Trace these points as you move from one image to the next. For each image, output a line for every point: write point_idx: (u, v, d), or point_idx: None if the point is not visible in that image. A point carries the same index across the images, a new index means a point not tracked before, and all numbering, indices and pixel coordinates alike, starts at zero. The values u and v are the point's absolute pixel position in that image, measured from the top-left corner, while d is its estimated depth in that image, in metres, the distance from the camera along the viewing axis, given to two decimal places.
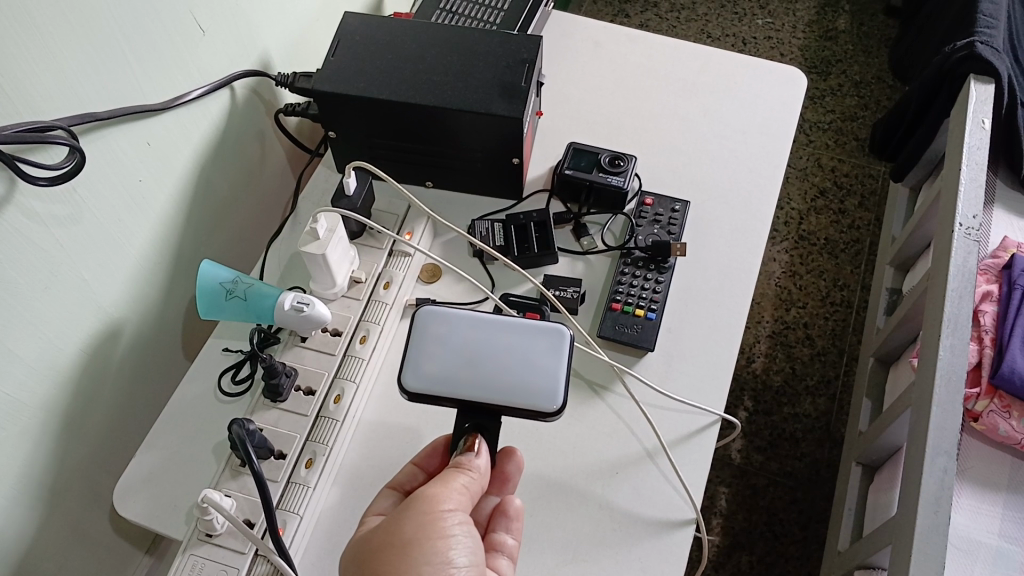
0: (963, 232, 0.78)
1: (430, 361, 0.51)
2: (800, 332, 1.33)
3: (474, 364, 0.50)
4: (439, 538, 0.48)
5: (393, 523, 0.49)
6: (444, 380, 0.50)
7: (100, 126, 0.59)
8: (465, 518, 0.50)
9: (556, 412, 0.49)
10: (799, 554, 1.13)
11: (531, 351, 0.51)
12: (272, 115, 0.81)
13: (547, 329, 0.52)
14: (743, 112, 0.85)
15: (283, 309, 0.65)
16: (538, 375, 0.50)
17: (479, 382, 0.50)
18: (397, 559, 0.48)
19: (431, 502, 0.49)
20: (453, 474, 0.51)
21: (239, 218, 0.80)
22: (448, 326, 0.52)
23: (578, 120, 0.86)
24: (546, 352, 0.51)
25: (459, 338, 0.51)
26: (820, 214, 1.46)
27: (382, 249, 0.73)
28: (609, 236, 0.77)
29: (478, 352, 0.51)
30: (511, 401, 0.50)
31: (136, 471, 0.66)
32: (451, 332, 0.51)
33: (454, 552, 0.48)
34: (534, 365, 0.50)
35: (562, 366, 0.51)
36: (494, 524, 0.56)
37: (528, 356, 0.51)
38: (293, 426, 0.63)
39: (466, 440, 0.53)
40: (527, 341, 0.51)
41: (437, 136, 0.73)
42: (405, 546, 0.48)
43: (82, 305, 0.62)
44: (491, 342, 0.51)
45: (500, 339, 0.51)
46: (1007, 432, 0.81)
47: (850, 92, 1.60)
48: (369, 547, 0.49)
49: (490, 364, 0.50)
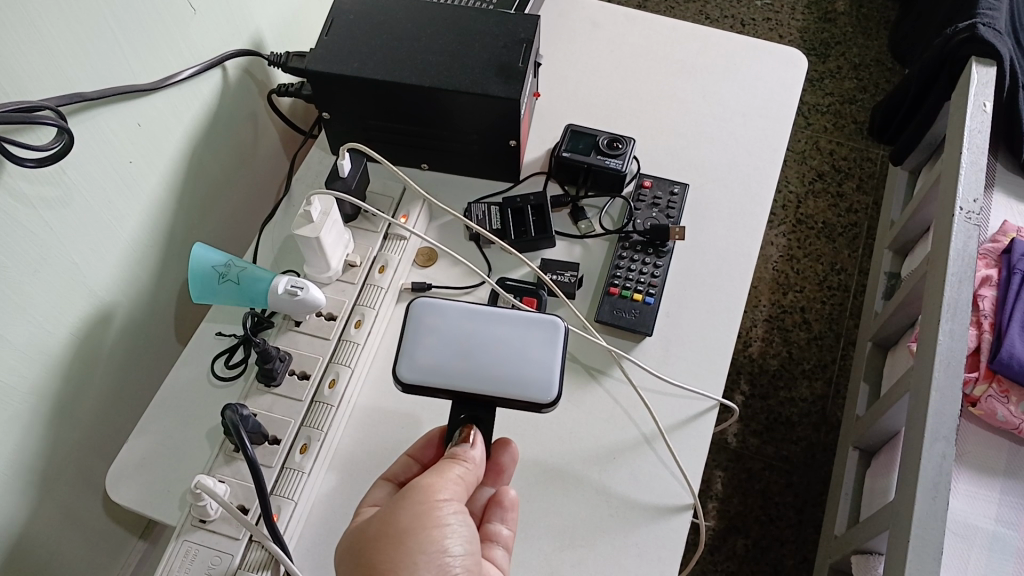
0: (964, 216, 0.78)
1: (424, 352, 0.50)
2: (797, 316, 1.33)
3: (469, 356, 0.50)
4: (434, 527, 0.48)
5: (388, 513, 0.49)
6: (439, 372, 0.49)
7: (89, 107, 0.58)
8: (461, 508, 0.50)
9: (552, 404, 0.49)
10: (795, 537, 1.14)
11: (526, 343, 0.50)
12: (265, 96, 0.80)
13: (542, 321, 0.51)
14: (743, 94, 0.84)
15: (277, 293, 0.64)
16: (533, 367, 0.50)
17: (474, 373, 0.49)
18: (391, 549, 0.47)
19: (427, 491, 0.49)
20: (448, 465, 0.50)
21: (232, 201, 0.79)
22: (443, 318, 0.51)
23: (576, 101, 0.85)
24: (542, 343, 0.50)
25: (454, 329, 0.50)
26: (818, 198, 1.45)
27: (378, 232, 0.71)
28: (606, 219, 0.76)
29: (474, 344, 0.50)
30: (507, 393, 0.49)
31: (128, 457, 0.65)
32: (446, 324, 0.51)
33: (450, 541, 0.48)
34: (529, 357, 0.50)
35: (557, 358, 0.50)
36: (490, 514, 0.55)
37: (523, 348, 0.50)
38: (288, 411, 0.63)
39: (462, 432, 0.52)
40: (522, 333, 0.51)
41: (433, 118, 0.72)
42: (400, 536, 0.47)
43: (73, 289, 0.61)
44: (486, 333, 0.50)
45: (495, 330, 0.50)
46: (1004, 417, 0.80)
47: (849, 75, 1.58)
48: (365, 537, 0.49)
49: (485, 355, 0.50)
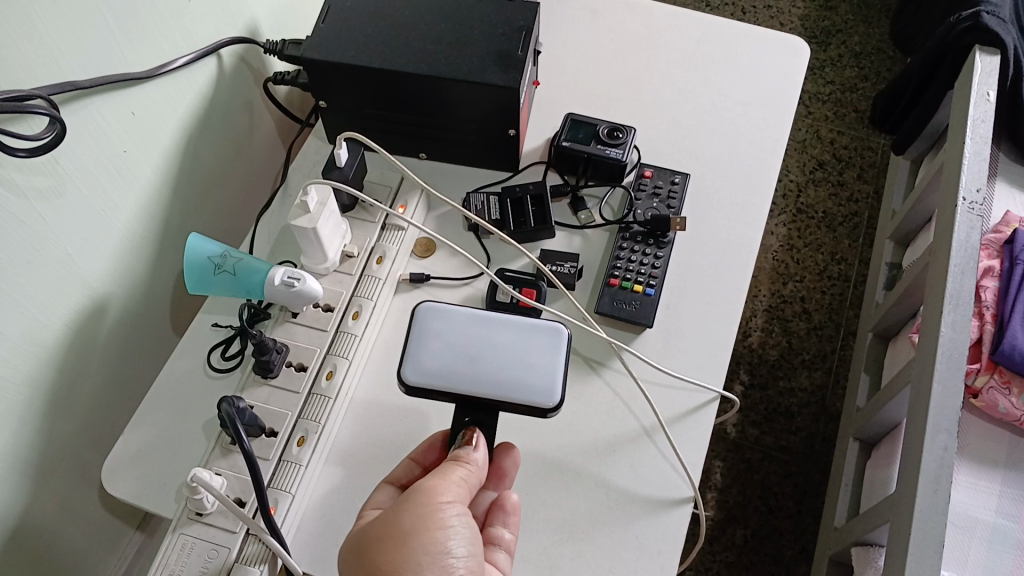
0: (966, 206, 0.77)
1: (429, 355, 0.49)
2: (797, 306, 1.32)
3: (473, 359, 0.49)
4: (437, 529, 0.47)
5: (390, 514, 0.48)
6: (442, 374, 0.49)
7: (82, 96, 0.57)
8: (464, 510, 0.49)
9: (554, 408, 0.48)
10: (794, 528, 1.13)
11: (528, 348, 0.50)
12: (261, 84, 0.79)
13: (545, 326, 0.51)
14: (744, 82, 0.83)
15: (273, 285, 0.63)
16: (534, 372, 0.49)
17: (478, 377, 0.49)
18: (393, 550, 0.47)
19: (429, 494, 0.48)
20: (450, 467, 0.50)
21: (228, 190, 0.78)
22: (447, 322, 0.50)
23: (575, 90, 0.84)
24: (543, 349, 0.50)
25: (458, 333, 0.50)
26: (818, 187, 1.44)
27: (375, 223, 0.71)
28: (607, 209, 0.75)
29: (477, 348, 0.49)
30: (510, 396, 0.48)
31: (124, 450, 0.64)
32: (450, 328, 0.50)
33: (455, 542, 0.48)
34: (532, 361, 0.49)
35: (559, 363, 0.50)
36: (491, 518, 0.55)
37: (526, 352, 0.50)
38: (284, 403, 0.62)
39: (465, 434, 0.52)
40: (525, 337, 0.50)
41: (431, 107, 0.71)
42: (403, 537, 0.47)
43: (67, 280, 0.60)
44: (489, 338, 0.50)
45: (499, 335, 0.50)
46: (1006, 409, 0.80)
47: (850, 63, 1.57)
48: (368, 538, 0.48)
49: (489, 359, 0.49)
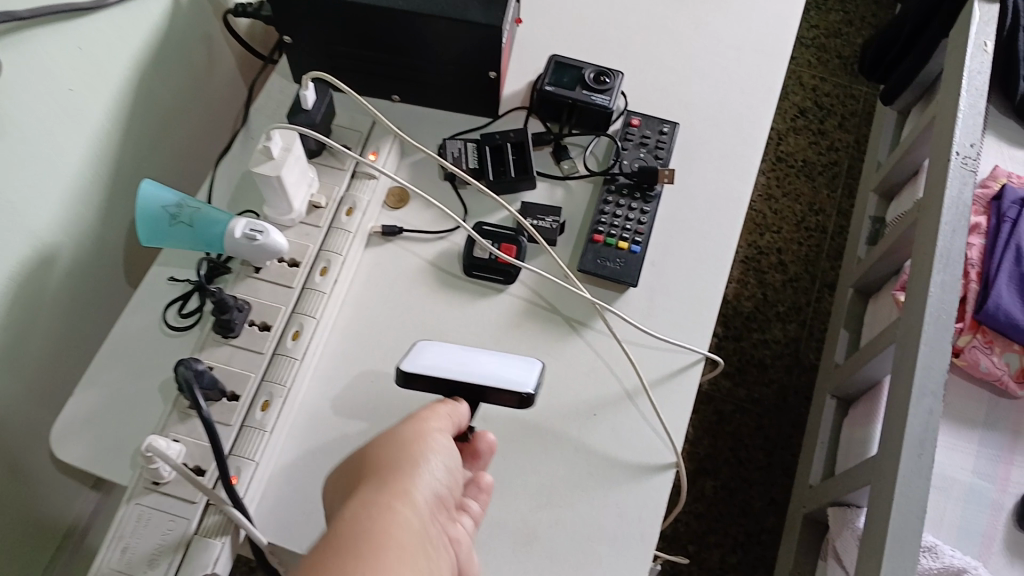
0: (960, 161, 0.74)
1: (423, 357, 0.52)
2: (773, 257, 1.30)
3: (461, 363, 0.52)
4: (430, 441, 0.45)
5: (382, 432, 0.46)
6: (435, 368, 0.51)
7: (21, 26, 0.51)
8: (451, 442, 0.47)
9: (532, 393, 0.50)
10: (764, 479, 1.14)
11: (510, 363, 0.52)
12: (220, 16, 0.72)
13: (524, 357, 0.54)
14: (737, 26, 0.79)
15: (234, 237, 0.58)
16: (515, 371, 0.51)
17: (466, 374, 0.51)
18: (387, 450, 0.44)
19: (421, 417, 0.47)
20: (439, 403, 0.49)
21: (184, 131, 0.73)
22: (436, 347, 0.53)
23: (559, 30, 0.79)
24: (522, 364, 0.52)
25: (446, 352, 0.52)
26: (799, 135, 1.41)
27: (345, 170, 0.66)
28: (591, 160, 0.71)
29: (464, 359, 0.52)
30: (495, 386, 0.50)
31: (75, 411, 0.60)
32: (439, 350, 0.53)
33: (445, 462, 0.45)
34: (512, 368, 0.51)
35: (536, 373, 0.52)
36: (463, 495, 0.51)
37: (507, 363, 0.52)
38: (247, 364, 0.58)
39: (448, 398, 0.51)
40: (504, 358, 0.53)
41: (406, 45, 0.65)
42: (397, 441, 0.44)
43: (9, 230, 0.55)
44: (473, 357, 0.53)
45: (483, 356, 0.53)
46: (987, 369, 0.79)
47: (835, 7, 1.53)
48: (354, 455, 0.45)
49: (475, 364, 0.51)
